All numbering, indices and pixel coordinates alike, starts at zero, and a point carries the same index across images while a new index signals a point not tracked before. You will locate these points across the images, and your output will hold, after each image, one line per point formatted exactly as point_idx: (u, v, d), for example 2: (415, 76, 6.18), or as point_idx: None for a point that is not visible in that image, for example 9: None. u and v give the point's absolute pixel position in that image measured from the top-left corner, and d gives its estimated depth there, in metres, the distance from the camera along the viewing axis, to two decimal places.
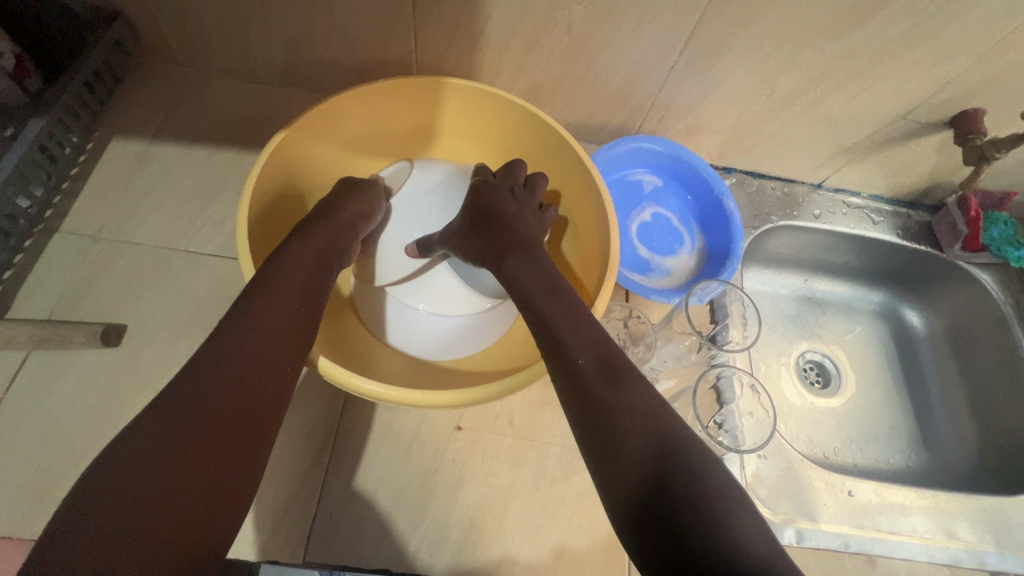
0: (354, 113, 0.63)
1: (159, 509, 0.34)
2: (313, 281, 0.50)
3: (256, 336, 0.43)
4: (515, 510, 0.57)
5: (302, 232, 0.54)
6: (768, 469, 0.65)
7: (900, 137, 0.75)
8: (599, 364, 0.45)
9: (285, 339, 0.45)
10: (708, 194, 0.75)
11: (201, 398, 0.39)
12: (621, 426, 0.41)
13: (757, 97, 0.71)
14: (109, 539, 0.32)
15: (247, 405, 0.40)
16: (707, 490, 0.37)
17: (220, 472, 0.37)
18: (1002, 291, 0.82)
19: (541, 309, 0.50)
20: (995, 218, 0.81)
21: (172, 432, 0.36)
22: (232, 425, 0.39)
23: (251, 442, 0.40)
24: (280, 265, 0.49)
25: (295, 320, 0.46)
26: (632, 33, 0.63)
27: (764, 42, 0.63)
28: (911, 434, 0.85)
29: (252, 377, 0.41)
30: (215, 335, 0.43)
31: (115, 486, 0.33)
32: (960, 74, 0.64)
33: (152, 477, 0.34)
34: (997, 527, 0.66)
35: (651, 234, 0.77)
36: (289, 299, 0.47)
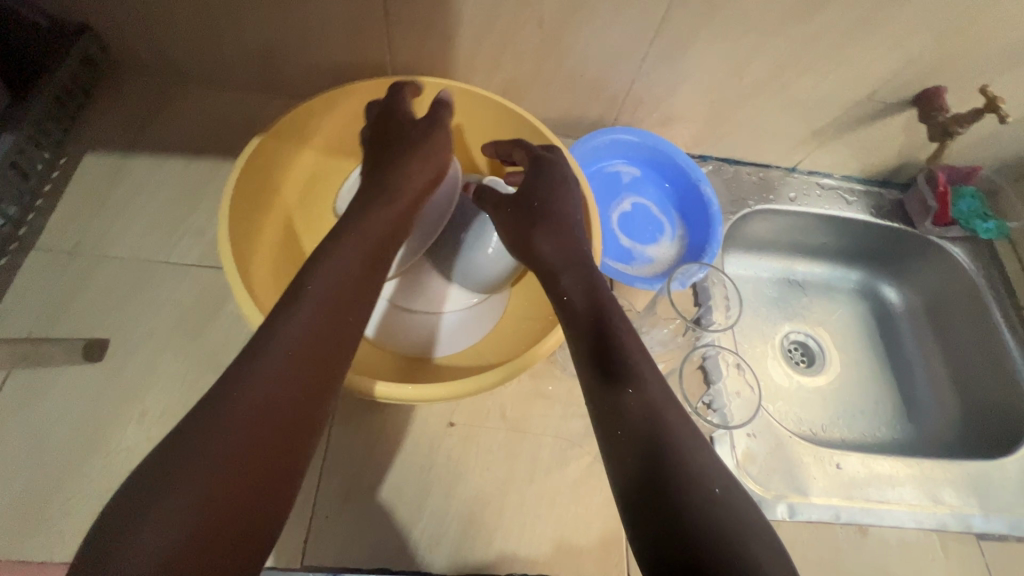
0: (330, 117, 0.63)
1: (207, 508, 0.34)
2: (364, 279, 0.48)
3: (295, 346, 0.41)
4: (511, 503, 0.57)
5: (352, 222, 0.51)
6: (758, 447, 0.66)
7: (868, 118, 0.77)
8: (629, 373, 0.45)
9: (327, 345, 0.43)
10: (686, 182, 0.76)
11: (228, 415, 0.37)
12: (642, 437, 0.42)
13: (728, 85, 0.72)
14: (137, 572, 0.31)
15: (281, 422, 0.39)
16: (723, 520, 0.38)
17: (251, 497, 0.36)
18: (974, 262, 0.84)
19: (579, 313, 0.50)
20: (963, 192, 0.84)
21: (227, 430, 0.37)
22: (264, 445, 0.38)
23: (287, 461, 0.38)
24: (321, 262, 0.47)
25: (347, 317, 0.45)
26: (601, 25, 0.64)
27: (730, 31, 0.64)
28: (895, 408, 0.87)
29: (288, 389, 0.40)
30: (273, 325, 0.42)
31: (178, 477, 0.34)
32: (919, 54, 0.66)
33: (180, 503, 0.34)
34: (980, 491, 0.67)
35: (633, 224, 0.78)
36: (329, 302, 0.44)
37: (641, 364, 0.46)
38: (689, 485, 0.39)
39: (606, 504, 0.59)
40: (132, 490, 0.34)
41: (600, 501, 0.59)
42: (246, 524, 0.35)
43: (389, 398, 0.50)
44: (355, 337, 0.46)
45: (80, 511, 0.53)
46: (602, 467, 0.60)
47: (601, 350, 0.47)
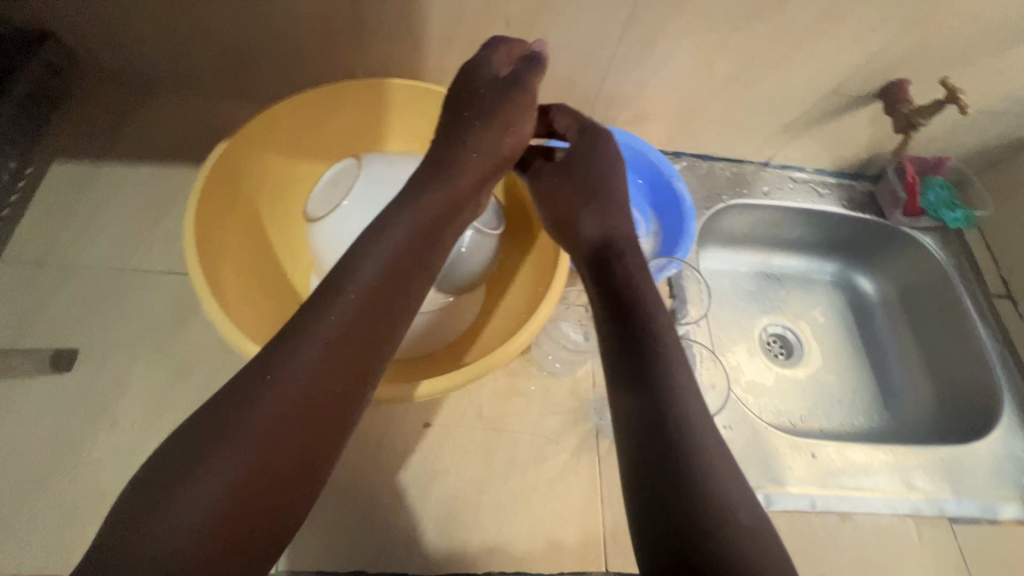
0: (299, 123, 0.62)
1: (247, 482, 0.36)
2: (412, 260, 0.48)
3: (338, 326, 0.42)
4: (488, 501, 0.57)
5: (409, 198, 0.52)
6: (733, 438, 0.67)
7: (835, 111, 0.78)
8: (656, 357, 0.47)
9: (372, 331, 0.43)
10: (659, 179, 0.77)
11: (268, 387, 0.39)
12: (660, 418, 0.44)
13: (696, 81, 0.73)
14: (172, 531, 0.33)
15: (317, 400, 0.40)
16: (713, 504, 0.40)
17: (282, 474, 0.37)
18: (945, 251, 0.86)
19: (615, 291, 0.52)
20: (932, 181, 0.86)
21: (275, 407, 0.38)
22: (305, 425, 0.39)
23: (323, 440, 0.40)
24: (371, 240, 0.47)
25: (394, 303, 0.46)
26: (568, 23, 0.64)
27: (695, 28, 0.65)
28: (872, 397, 0.88)
29: (328, 367, 0.41)
30: (328, 303, 0.43)
31: (224, 447, 0.36)
32: (880, 48, 0.68)
33: (215, 470, 0.36)
34: (952, 476, 0.69)
35: None
36: (375, 285, 0.44)
37: (672, 357, 0.47)
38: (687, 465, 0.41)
39: (582, 500, 0.59)
40: (180, 446, 0.37)
41: (577, 497, 0.59)
42: (275, 499, 0.37)
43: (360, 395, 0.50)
44: (402, 320, 0.46)
45: (49, 524, 0.52)
46: (579, 463, 0.61)
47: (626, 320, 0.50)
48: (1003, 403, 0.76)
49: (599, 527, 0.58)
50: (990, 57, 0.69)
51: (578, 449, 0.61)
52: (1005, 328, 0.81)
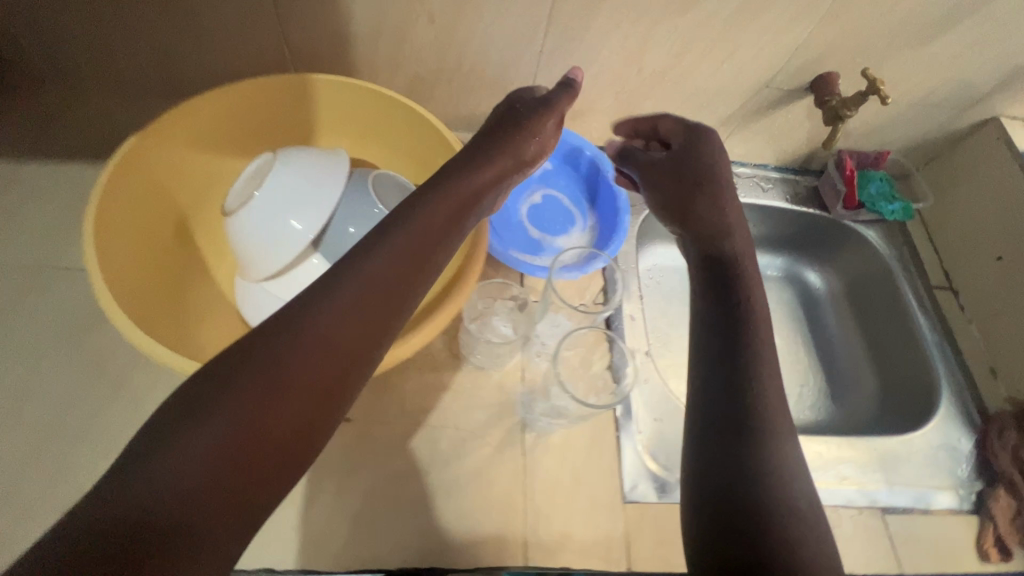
0: (220, 119, 0.61)
1: (247, 433, 0.35)
2: (432, 239, 0.49)
3: (356, 294, 0.42)
4: (405, 496, 0.57)
5: (448, 181, 0.54)
6: (665, 430, 0.66)
7: (771, 105, 0.78)
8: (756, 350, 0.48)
9: (389, 299, 0.44)
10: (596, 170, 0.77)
11: (283, 354, 0.38)
12: (752, 407, 0.45)
13: (628, 76, 0.73)
14: (164, 483, 0.32)
15: (328, 375, 0.39)
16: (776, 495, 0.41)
17: (286, 429, 0.37)
18: (886, 245, 0.87)
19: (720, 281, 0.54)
20: (871, 175, 0.86)
21: (285, 362, 0.38)
22: (313, 382, 0.39)
23: (327, 402, 0.39)
24: (399, 216, 0.49)
25: (412, 274, 0.46)
26: (492, 18, 0.65)
27: (618, 22, 0.65)
28: (820, 391, 0.87)
29: (343, 341, 0.41)
30: (352, 268, 0.44)
31: (226, 396, 0.36)
32: (805, 41, 0.68)
33: (219, 428, 0.35)
34: (886, 466, 0.69)
35: (543, 216, 0.78)
36: (395, 256, 0.46)
37: (767, 352, 0.48)
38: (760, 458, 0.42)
39: (503, 494, 0.58)
40: (185, 394, 0.37)
41: (497, 491, 0.59)
42: (268, 470, 0.36)
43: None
44: (417, 292, 0.47)
45: None
46: (502, 457, 0.60)
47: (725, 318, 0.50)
48: (940, 393, 0.76)
49: (520, 520, 0.58)
50: (917, 50, 0.70)
51: (503, 443, 0.61)
52: (944, 320, 0.82)
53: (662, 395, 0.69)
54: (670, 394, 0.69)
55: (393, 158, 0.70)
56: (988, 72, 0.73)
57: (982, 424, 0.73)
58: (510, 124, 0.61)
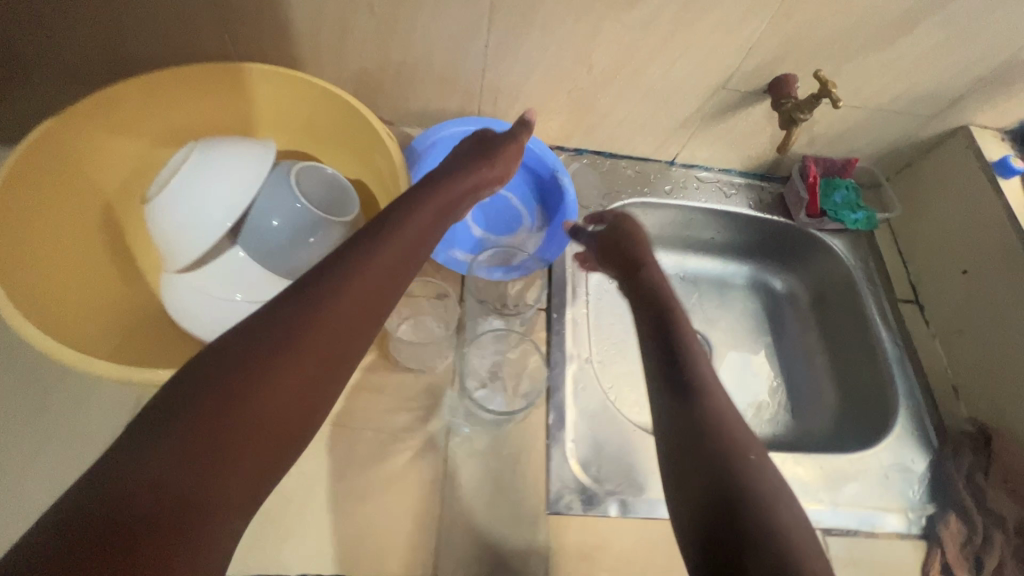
0: (149, 106, 0.60)
1: (253, 414, 0.41)
2: (412, 246, 0.52)
3: (338, 295, 0.46)
4: (317, 498, 0.55)
5: (421, 192, 0.57)
6: (599, 441, 0.64)
7: (730, 107, 0.76)
8: (706, 407, 0.50)
9: (372, 296, 0.48)
10: (545, 168, 0.76)
11: (281, 350, 0.43)
12: (715, 457, 0.47)
13: (579, 74, 0.71)
14: (177, 461, 0.38)
15: (320, 366, 0.45)
16: (754, 500, 0.44)
17: (291, 411, 0.43)
18: (852, 255, 0.84)
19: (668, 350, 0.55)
20: (838, 183, 0.84)
21: (279, 354, 0.43)
22: (308, 371, 0.44)
23: (323, 385, 0.45)
24: (379, 223, 0.52)
25: (391, 275, 0.50)
26: (433, 11, 0.63)
27: (563, 17, 0.63)
28: (780, 403, 0.84)
29: (333, 336, 0.45)
30: (337, 269, 0.47)
31: (228, 383, 0.41)
32: (759, 40, 0.65)
33: (223, 414, 0.40)
34: (833, 485, 0.66)
35: (490, 215, 0.77)
36: (375, 260, 0.49)
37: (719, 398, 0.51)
38: (728, 472, 0.46)
39: (420, 501, 0.57)
40: (187, 382, 0.41)
41: (415, 497, 0.57)
42: (276, 447, 0.43)
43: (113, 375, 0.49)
44: (395, 290, 0.50)
45: None
46: (423, 462, 0.59)
47: (668, 357, 0.54)
48: (897, 410, 0.72)
49: (434, 528, 0.56)
50: (878, 52, 0.67)
51: (424, 448, 0.59)
52: (908, 335, 0.78)
53: (600, 403, 0.66)
54: (609, 403, 0.66)
55: (334, 151, 0.69)
56: (955, 77, 0.70)
57: (939, 445, 0.70)
58: (472, 151, 0.63)
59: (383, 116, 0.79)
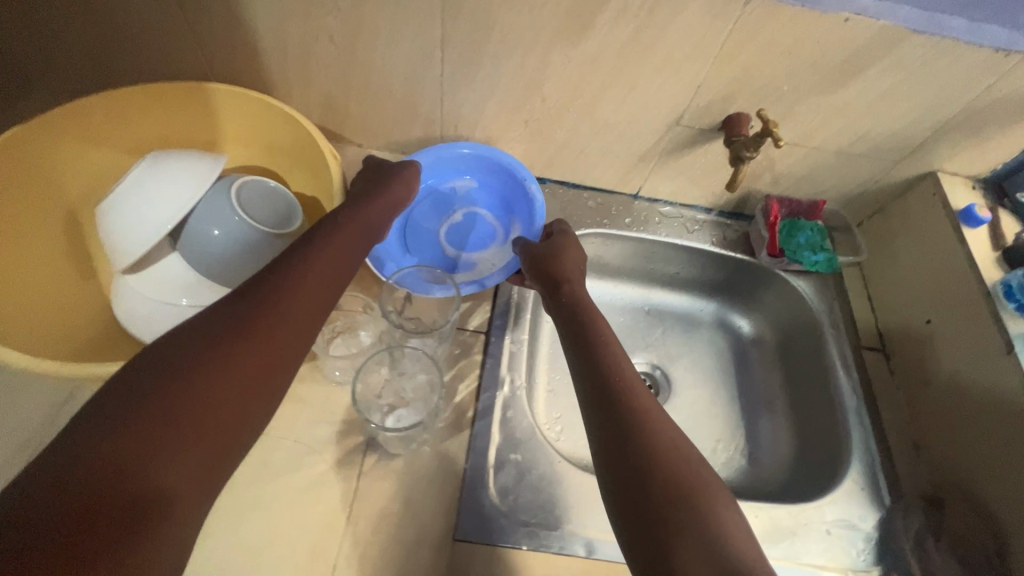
0: (116, 118, 0.65)
1: (188, 408, 0.39)
2: (351, 252, 0.55)
3: (283, 291, 0.47)
4: (221, 505, 0.56)
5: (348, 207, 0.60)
6: (522, 467, 0.62)
7: (686, 143, 0.76)
8: (632, 416, 0.50)
9: (317, 293, 0.50)
10: (515, 187, 0.78)
11: (227, 343, 0.43)
12: (650, 464, 0.46)
13: (533, 104, 0.73)
14: (110, 461, 0.35)
15: (270, 361, 0.45)
16: (691, 505, 0.44)
17: (233, 407, 0.42)
18: (818, 298, 0.81)
19: (595, 364, 0.55)
20: (802, 225, 0.83)
21: (219, 348, 0.42)
22: (252, 368, 0.43)
23: (269, 382, 0.44)
24: (321, 232, 0.55)
25: (334, 277, 0.52)
26: (389, 41, 0.66)
27: (511, 49, 0.66)
28: (738, 449, 0.81)
29: (280, 333, 0.46)
30: (278, 267, 0.49)
31: (161, 377, 0.40)
32: (706, 79, 0.66)
33: (162, 410, 0.38)
34: (775, 538, 0.63)
35: (462, 234, 0.80)
36: (316, 260, 0.51)
37: (648, 406, 0.51)
38: (659, 483, 0.45)
39: (327, 515, 0.56)
40: (119, 384, 0.39)
41: (321, 511, 0.57)
42: (216, 447, 0.40)
43: (33, 367, 0.51)
44: (336, 292, 0.52)
45: None
46: (336, 476, 0.59)
47: (593, 380, 0.53)
48: (849, 462, 0.68)
49: (337, 544, 0.55)
50: (830, 93, 0.66)
51: (340, 462, 0.59)
52: (869, 384, 0.75)
53: (527, 431, 0.64)
54: (538, 432, 0.64)
55: (292, 168, 0.72)
56: (916, 121, 0.69)
57: (890, 504, 0.65)
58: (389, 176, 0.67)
59: (353, 139, 0.82)
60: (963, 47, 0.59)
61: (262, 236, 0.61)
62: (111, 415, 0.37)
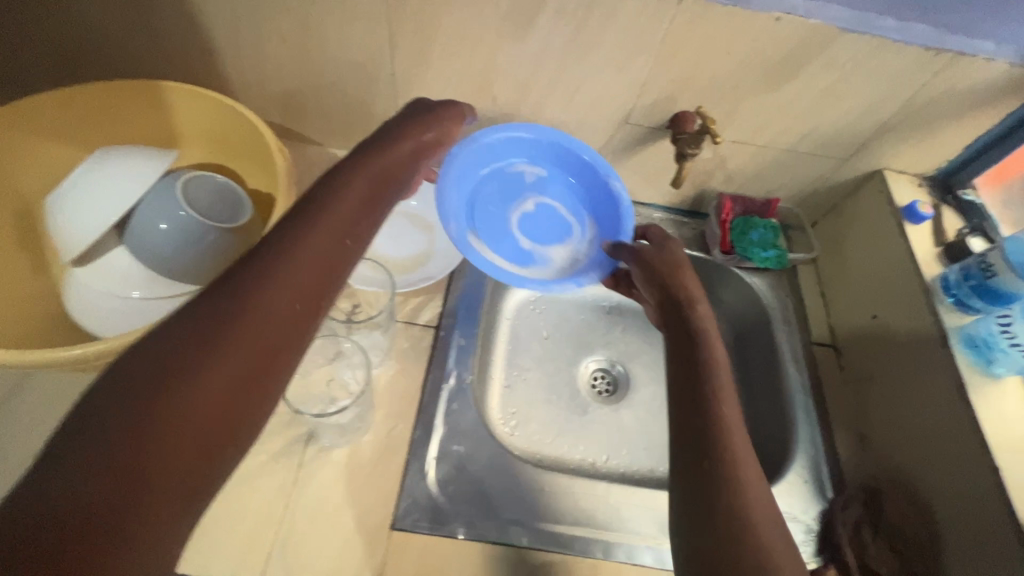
0: (69, 115, 0.66)
1: (168, 419, 0.33)
2: (363, 217, 0.48)
3: (284, 271, 0.40)
4: None
5: (358, 161, 0.51)
6: (464, 459, 0.63)
7: (638, 142, 0.77)
8: (713, 446, 0.47)
9: (319, 271, 0.42)
10: (596, 181, 0.73)
11: (210, 339, 0.36)
12: (726, 500, 0.44)
13: (485, 102, 0.74)
14: (81, 490, 0.30)
15: (268, 353, 0.38)
16: (758, 550, 0.41)
17: (227, 408, 0.35)
18: (770, 294, 0.82)
19: (685, 380, 0.53)
20: (756, 222, 0.84)
21: (202, 345, 0.36)
22: (251, 364, 0.37)
23: (269, 377, 0.38)
24: (328, 195, 0.47)
25: (338, 248, 0.44)
26: (339, 40, 0.67)
27: (458, 49, 0.67)
28: None
29: (277, 319, 0.39)
30: (272, 242, 0.42)
31: (130, 386, 0.33)
32: (649, 78, 0.67)
33: (142, 424, 0.32)
34: None
35: (536, 226, 0.75)
36: (317, 231, 0.44)
37: (733, 436, 0.48)
38: (726, 522, 0.43)
39: (263, 504, 0.57)
40: (91, 399, 0.33)
41: (258, 500, 0.57)
42: (208, 457, 0.34)
43: None
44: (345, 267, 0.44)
45: None
46: (276, 466, 0.59)
47: (681, 397, 0.52)
48: (793, 455, 0.69)
49: (273, 532, 0.56)
50: (770, 91, 0.68)
51: (280, 453, 0.60)
52: (818, 379, 0.75)
53: (472, 423, 0.65)
54: (482, 425, 0.65)
55: (247, 165, 0.73)
56: (857, 121, 0.70)
57: (831, 497, 0.66)
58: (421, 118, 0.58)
59: (313, 138, 0.83)
60: (894, 46, 0.61)
61: (207, 229, 0.62)
62: (78, 434, 0.31)
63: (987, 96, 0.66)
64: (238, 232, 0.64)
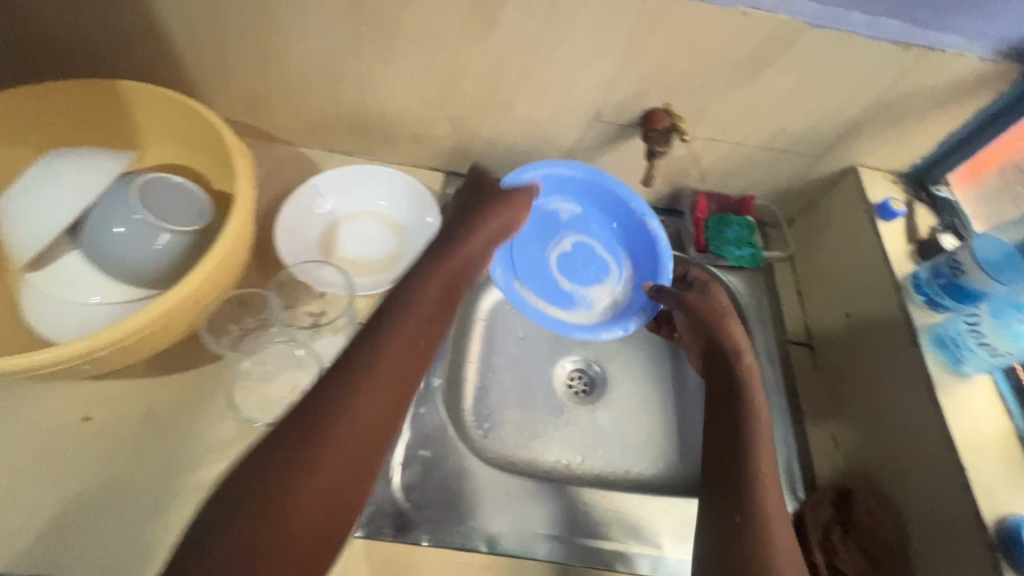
0: (21, 116, 0.64)
1: (285, 513, 0.50)
2: (416, 347, 0.61)
3: (365, 399, 0.56)
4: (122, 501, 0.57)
5: (408, 279, 0.66)
6: (430, 464, 0.62)
7: (611, 139, 0.76)
8: (738, 492, 0.58)
9: (389, 398, 0.58)
10: (631, 220, 0.78)
11: (309, 451, 0.53)
12: (751, 534, 0.55)
13: (454, 100, 0.73)
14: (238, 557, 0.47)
15: (353, 462, 0.54)
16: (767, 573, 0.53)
17: (331, 506, 0.52)
18: (745, 291, 0.81)
19: (715, 433, 0.64)
20: (731, 220, 0.83)
21: (305, 458, 0.52)
22: (346, 470, 0.53)
23: (360, 477, 0.54)
24: (386, 324, 0.61)
25: (402, 373, 0.60)
26: (300, 37, 0.66)
27: (422, 46, 0.66)
28: (668, 444, 0.81)
29: (359, 435, 0.55)
30: (354, 365, 0.58)
31: (264, 480, 0.51)
32: (618, 75, 0.66)
33: (272, 513, 0.50)
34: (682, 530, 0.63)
35: (574, 264, 0.80)
36: (386, 360, 0.59)
37: (760, 480, 0.59)
38: (748, 551, 0.54)
39: None
40: (235, 488, 0.51)
41: None
42: (314, 541, 0.50)
43: None
44: (405, 392, 0.59)
45: None
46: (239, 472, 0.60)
47: (719, 450, 0.62)
48: None
49: None
50: (741, 88, 0.67)
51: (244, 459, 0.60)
52: (793, 378, 0.75)
53: (439, 427, 0.64)
54: (449, 429, 0.64)
55: (209, 166, 0.72)
56: (829, 117, 0.70)
57: (802, 497, 0.66)
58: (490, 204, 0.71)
59: (282, 136, 0.82)
60: (863, 41, 0.60)
61: (165, 231, 0.61)
62: (231, 514, 0.49)
63: (960, 91, 0.65)
64: (197, 236, 0.63)
